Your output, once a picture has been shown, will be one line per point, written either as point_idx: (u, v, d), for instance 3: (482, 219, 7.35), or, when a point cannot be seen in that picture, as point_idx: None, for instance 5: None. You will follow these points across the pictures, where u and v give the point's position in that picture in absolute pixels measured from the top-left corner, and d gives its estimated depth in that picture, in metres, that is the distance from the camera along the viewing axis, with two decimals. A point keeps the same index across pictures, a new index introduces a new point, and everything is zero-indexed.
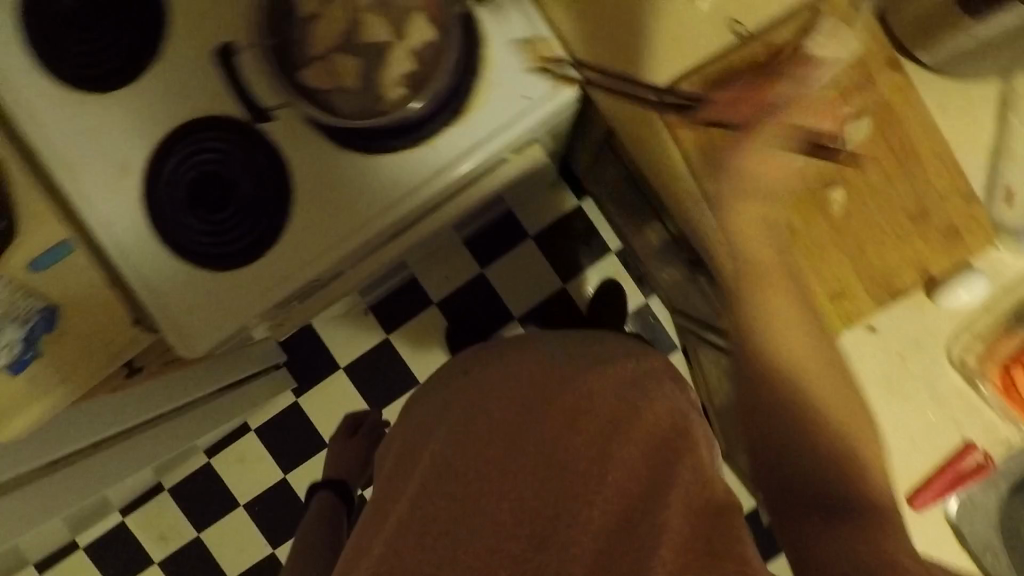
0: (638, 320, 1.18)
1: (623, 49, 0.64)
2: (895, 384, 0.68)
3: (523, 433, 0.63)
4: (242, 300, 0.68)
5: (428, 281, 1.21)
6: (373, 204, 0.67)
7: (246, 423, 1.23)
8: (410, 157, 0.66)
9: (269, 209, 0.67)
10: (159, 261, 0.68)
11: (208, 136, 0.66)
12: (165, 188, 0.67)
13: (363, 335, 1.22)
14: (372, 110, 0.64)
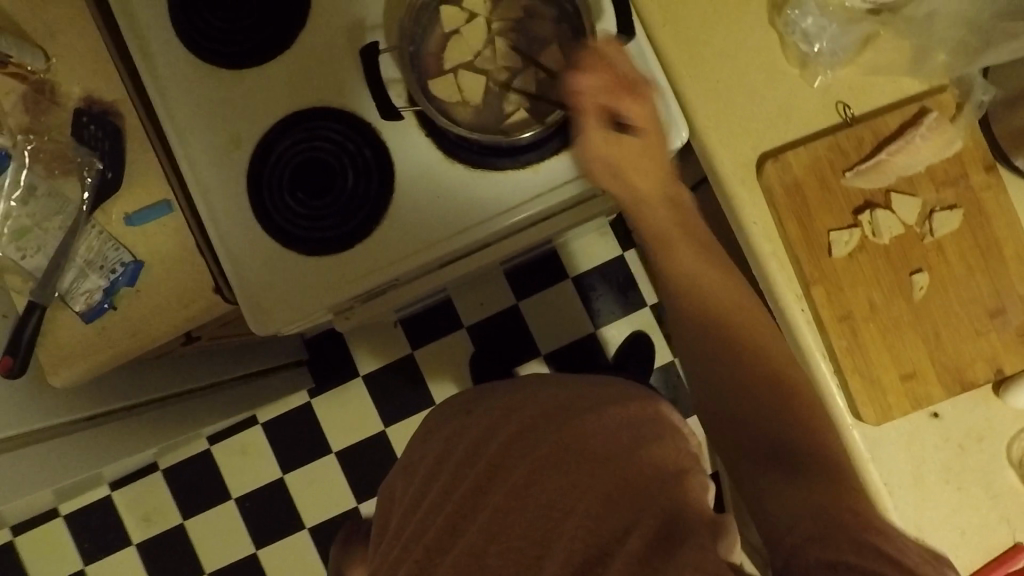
0: (662, 376, 1.29)
1: (726, 112, 0.65)
2: (954, 475, 0.65)
3: (541, 455, 0.55)
4: (320, 290, 0.70)
5: (463, 303, 1.31)
6: (458, 219, 0.68)
7: (255, 416, 1.33)
8: (509, 178, 0.67)
9: (364, 204, 0.69)
10: (250, 237, 0.70)
11: (330, 129, 0.68)
12: (274, 170, 0.70)
13: (388, 348, 1.31)
14: (489, 126, 0.66)
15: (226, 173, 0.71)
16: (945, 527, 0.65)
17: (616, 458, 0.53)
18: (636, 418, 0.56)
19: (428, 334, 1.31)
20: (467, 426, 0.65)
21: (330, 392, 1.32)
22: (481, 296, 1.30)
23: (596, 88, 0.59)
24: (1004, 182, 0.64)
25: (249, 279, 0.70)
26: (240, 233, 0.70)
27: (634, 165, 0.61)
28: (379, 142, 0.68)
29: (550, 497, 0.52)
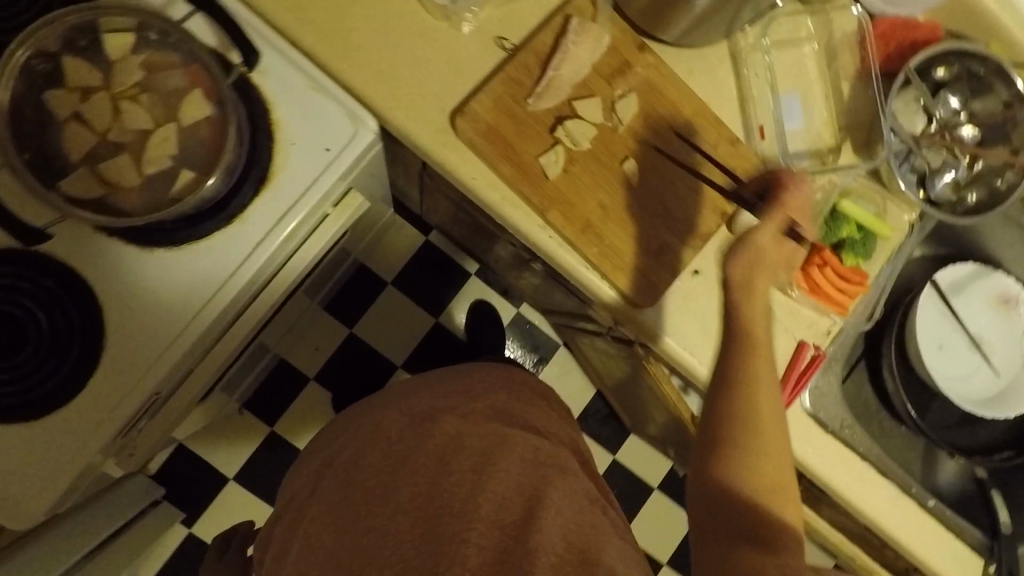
0: (520, 328, 1.47)
1: (582, 60, 0.64)
2: (841, 354, 0.77)
3: (399, 467, 0.69)
4: (130, 393, 0.64)
5: (376, 307, 1.42)
6: (225, 259, 0.64)
7: (223, 474, 1.36)
8: (313, 182, 0.63)
9: (199, 260, 0.64)
10: (92, 377, 0.63)
11: (164, 230, 0.63)
12: (110, 296, 0.64)
13: (326, 341, 1.40)
14: (300, 132, 0.63)
15: (60, 321, 0.63)
16: (831, 413, 0.74)
17: (471, 432, 0.71)
18: (478, 398, 0.76)
19: (355, 307, 1.41)
20: (342, 452, 0.74)
21: (288, 414, 1.38)
22: (381, 259, 1.42)
23: (795, 198, 0.61)
24: (862, 97, 0.73)
25: (82, 420, 0.63)
26: (77, 377, 0.63)
27: (751, 265, 0.59)
28: (208, 233, 0.63)
29: (423, 486, 0.67)
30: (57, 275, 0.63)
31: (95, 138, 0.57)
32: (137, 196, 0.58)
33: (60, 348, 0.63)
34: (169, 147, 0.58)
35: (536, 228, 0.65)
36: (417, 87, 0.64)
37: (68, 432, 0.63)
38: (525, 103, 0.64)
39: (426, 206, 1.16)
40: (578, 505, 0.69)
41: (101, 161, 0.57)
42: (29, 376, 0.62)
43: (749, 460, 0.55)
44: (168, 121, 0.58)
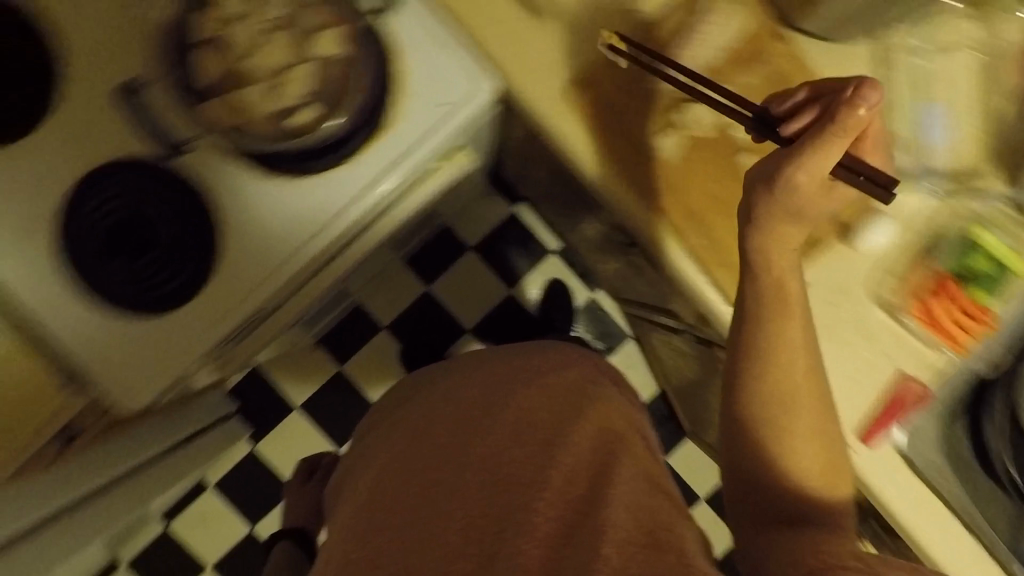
0: (587, 316, 1.42)
1: (708, 49, 0.63)
2: (946, 396, 0.70)
3: (471, 430, 0.67)
4: (231, 311, 0.64)
5: (454, 271, 1.40)
6: (339, 193, 0.64)
7: (289, 402, 1.38)
8: (433, 133, 0.64)
9: (309, 193, 0.64)
10: (200, 293, 0.64)
11: (282, 159, 0.62)
12: (225, 213, 0.63)
13: (405, 293, 1.40)
14: (424, 83, 0.64)
15: (179, 233, 0.63)
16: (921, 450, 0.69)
17: (544, 406, 0.68)
18: (549, 373, 0.73)
19: (434, 266, 1.40)
20: (416, 407, 0.75)
21: (358, 355, 1.39)
22: (467, 221, 1.39)
23: (854, 116, 0.50)
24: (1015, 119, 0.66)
25: (180, 329, 0.64)
26: (185, 290, 0.63)
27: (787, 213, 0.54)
28: (322, 169, 0.63)
29: (493, 452, 0.64)
30: (181, 187, 0.63)
31: (234, 65, 0.61)
32: (266, 125, 0.60)
33: (176, 260, 0.63)
34: (305, 84, 0.61)
35: (638, 209, 0.64)
36: (540, 50, 0.64)
37: (170, 340, 0.64)
38: (647, 78, 0.64)
39: (521, 175, 1.15)
40: (647, 488, 0.64)
41: (242, 87, 0.61)
42: (142, 283, 0.63)
43: (788, 450, 0.59)
44: (305, 58, 0.61)
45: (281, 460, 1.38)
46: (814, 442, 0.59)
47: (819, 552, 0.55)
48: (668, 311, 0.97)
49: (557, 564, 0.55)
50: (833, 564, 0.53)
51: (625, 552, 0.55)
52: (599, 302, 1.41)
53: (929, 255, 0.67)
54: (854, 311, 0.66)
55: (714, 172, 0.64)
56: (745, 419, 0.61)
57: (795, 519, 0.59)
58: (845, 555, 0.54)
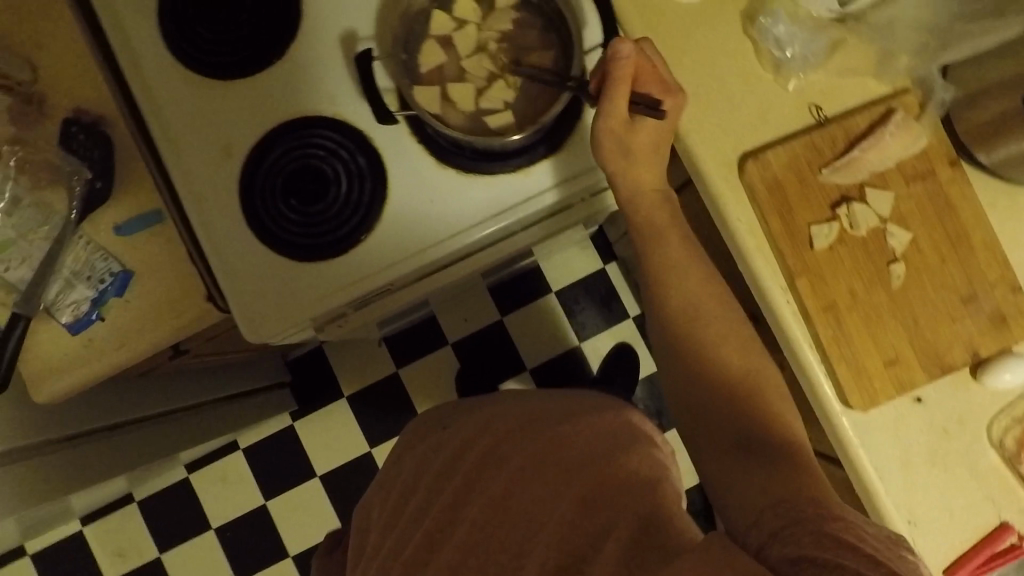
0: (647, 388, 1.41)
1: (891, 156, 0.64)
2: None
3: (508, 456, 0.68)
4: (371, 277, 0.68)
5: (531, 308, 1.41)
6: (483, 200, 0.68)
7: (339, 389, 1.39)
8: (591, 172, 0.68)
9: (435, 184, 0.68)
10: (342, 255, 0.68)
11: (463, 154, 0.67)
12: (399, 188, 0.68)
13: (478, 315, 1.41)
14: (606, 123, 0.68)
15: (355, 194, 0.67)
16: None
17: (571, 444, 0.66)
18: (586, 414, 0.71)
19: (512, 299, 1.41)
20: (472, 426, 0.76)
21: (416, 363, 1.40)
22: (554, 265, 1.40)
23: (626, 66, 0.59)
24: None
25: (313, 284, 0.68)
26: (313, 249, 0.68)
27: (649, 161, 0.63)
28: (493, 172, 0.68)
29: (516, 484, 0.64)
30: (369, 153, 0.68)
31: (447, 61, 0.67)
32: (461, 118, 0.66)
33: (342, 216, 0.67)
34: (510, 94, 0.66)
35: (777, 289, 0.65)
36: (727, 114, 0.66)
37: (296, 292, 0.68)
38: (822, 170, 0.65)
39: (629, 235, 1.17)
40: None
41: (450, 80, 0.66)
42: (277, 228, 0.68)
43: (718, 361, 0.60)
44: (513, 71, 0.66)
45: (314, 443, 1.38)
46: (765, 387, 0.59)
47: (806, 497, 0.49)
48: None
49: None
50: (799, 516, 0.47)
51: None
52: None
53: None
54: (968, 448, 0.65)
55: (865, 273, 0.64)
56: (680, 358, 0.61)
57: (764, 461, 0.54)
58: (837, 510, 0.46)
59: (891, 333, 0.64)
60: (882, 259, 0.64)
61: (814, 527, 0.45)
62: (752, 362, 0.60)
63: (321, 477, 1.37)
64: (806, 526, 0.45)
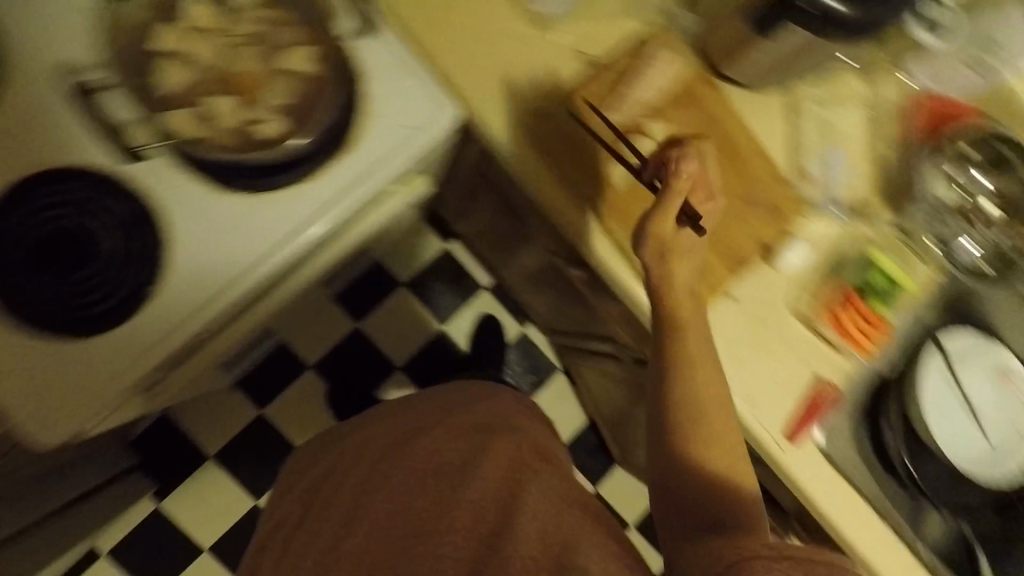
0: (518, 349, 1.44)
1: (653, 85, 0.69)
2: (859, 400, 0.78)
3: (392, 473, 0.72)
4: (163, 342, 0.59)
5: (382, 308, 1.38)
6: (285, 215, 0.62)
7: (201, 453, 1.27)
8: (392, 156, 0.64)
9: (225, 210, 0.60)
10: (134, 318, 0.58)
11: (241, 175, 0.60)
12: (170, 229, 0.59)
13: (332, 329, 1.36)
14: (395, 103, 0.65)
15: (119, 248, 0.58)
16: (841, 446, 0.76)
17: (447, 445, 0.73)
18: (455, 414, 0.78)
19: (362, 302, 1.37)
20: (349, 454, 0.79)
21: (281, 398, 1.32)
22: (398, 257, 1.38)
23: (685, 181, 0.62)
24: (896, 160, 0.78)
25: (97, 368, 0.58)
26: (94, 317, 0.57)
27: (687, 259, 0.63)
28: (278, 187, 0.62)
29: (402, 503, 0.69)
30: (126, 197, 0.58)
31: (198, 76, 0.60)
32: (229, 134, 0.60)
33: (112, 276, 0.57)
34: (281, 96, 0.61)
35: (592, 233, 0.69)
36: (502, 86, 0.70)
37: (76, 386, 0.57)
38: (600, 111, 0.68)
39: (456, 211, 1.16)
40: (554, 511, 0.70)
41: (208, 96, 0.60)
42: (36, 306, 0.57)
43: (692, 446, 0.62)
44: (274, 72, 0.61)
45: (192, 517, 1.25)
46: (720, 439, 0.63)
47: (736, 547, 0.52)
48: (602, 336, 1.03)
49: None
50: (750, 556, 0.50)
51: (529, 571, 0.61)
52: (529, 336, 1.44)
53: (836, 273, 0.76)
54: (778, 325, 0.74)
55: (657, 198, 0.70)
56: (679, 413, 0.63)
57: (714, 523, 0.59)
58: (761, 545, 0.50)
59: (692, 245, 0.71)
60: (669, 180, 0.70)
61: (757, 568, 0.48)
62: (711, 418, 0.63)
63: (209, 550, 1.25)
64: (738, 568, 0.49)
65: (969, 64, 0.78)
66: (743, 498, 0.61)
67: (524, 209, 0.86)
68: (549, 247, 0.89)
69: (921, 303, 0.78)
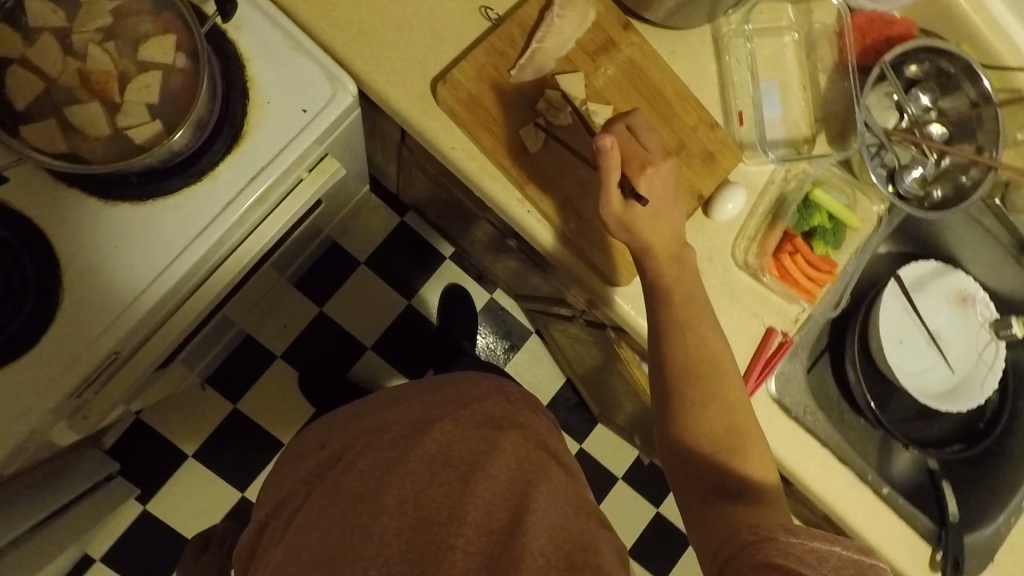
0: (488, 316, 1.42)
1: (562, 38, 0.66)
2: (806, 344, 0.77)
3: (395, 467, 0.63)
4: (83, 356, 0.59)
5: (346, 289, 1.36)
6: (192, 216, 0.62)
7: (182, 450, 1.28)
8: (287, 143, 0.63)
9: (131, 218, 0.61)
10: (56, 330, 0.59)
11: (131, 183, 0.61)
12: (66, 248, 0.60)
13: (298, 316, 1.34)
14: (282, 90, 0.64)
15: (13, 276, 0.58)
16: (792, 394, 0.76)
17: (462, 438, 0.65)
18: (467, 404, 0.70)
19: (326, 285, 1.35)
20: (347, 449, 0.69)
21: (254, 390, 1.32)
22: (355, 237, 1.36)
23: (613, 155, 0.58)
24: (834, 89, 0.73)
25: (19, 392, 0.59)
26: (17, 339, 0.58)
27: (653, 227, 0.60)
28: (174, 190, 0.62)
29: (410, 495, 0.60)
30: (14, 223, 0.59)
31: (51, 85, 0.56)
32: (102, 146, 0.57)
33: (13, 302, 0.58)
34: (150, 94, 0.57)
35: (515, 202, 0.68)
36: (403, 56, 0.67)
37: (5, 406, 0.58)
38: (510, 73, 0.66)
39: (402, 184, 1.13)
40: (568, 512, 0.61)
41: (68, 108, 0.56)
42: None
43: (694, 423, 0.60)
44: (139, 67, 0.57)
45: (181, 514, 1.27)
46: (721, 410, 0.60)
47: (749, 525, 0.52)
48: (560, 301, 1.01)
49: None
50: (765, 537, 0.50)
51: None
52: (498, 302, 1.42)
53: (778, 216, 0.73)
54: (721, 278, 0.71)
55: (578, 157, 0.67)
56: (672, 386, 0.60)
57: (727, 491, 0.58)
58: (776, 526, 0.50)
59: None
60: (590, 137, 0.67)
61: (775, 550, 0.48)
62: (718, 394, 0.60)
63: (202, 545, 1.28)
64: (751, 550, 0.50)
65: None
66: (757, 471, 0.60)
67: (455, 182, 0.83)
68: (490, 218, 0.87)
69: (869, 238, 0.76)
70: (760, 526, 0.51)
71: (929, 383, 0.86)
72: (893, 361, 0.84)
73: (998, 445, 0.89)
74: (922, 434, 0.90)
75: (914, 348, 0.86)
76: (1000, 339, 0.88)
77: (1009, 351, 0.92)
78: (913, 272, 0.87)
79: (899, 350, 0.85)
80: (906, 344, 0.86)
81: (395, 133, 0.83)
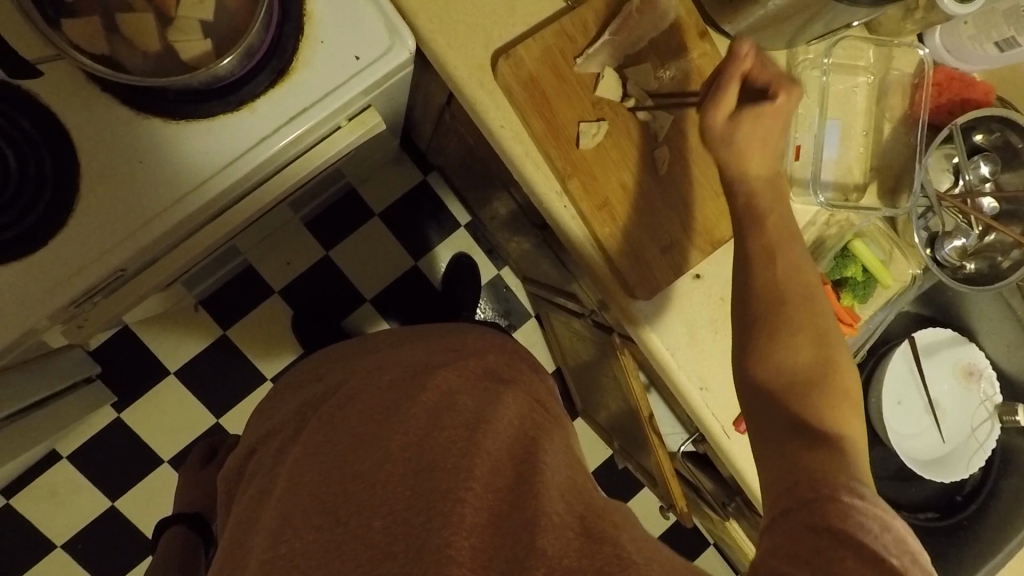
0: (492, 291, 1.41)
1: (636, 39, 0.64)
2: None
3: (394, 409, 0.61)
4: (92, 263, 0.58)
5: (354, 238, 1.34)
6: (229, 137, 0.60)
7: (165, 365, 1.27)
8: (334, 81, 0.61)
9: (162, 130, 0.59)
10: (78, 230, 0.58)
11: (165, 99, 0.58)
12: (86, 153, 0.58)
13: (302, 255, 1.33)
14: (339, 34, 0.61)
15: (30, 168, 0.57)
16: None
17: (464, 389, 0.64)
18: (470, 359, 0.69)
19: (337, 229, 1.33)
20: (340, 390, 0.68)
21: (245, 320, 1.30)
22: (374, 187, 1.34)
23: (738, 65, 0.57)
24: (893, 140, 0.72)
25: (23, 285, 0.57)
26: (35, 234, 0.57)
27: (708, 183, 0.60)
28: (208, 114, 0.59)
29: (414, 438, 0.58)
30: (38, 117, 0.57)
31: None
32: (145, 58, 0.55)
33: (25, 197, 0.57)
34: (203, 11, 0.55)
35: (552, 194, 0.66)
36: (468, 21, 0.65)
37: (20, 295, 0.57)
38: (574, 60, 0.64)
39: (434, 145, 1.10)
40: (569, 474, 0.61)
41: (117, 12, 0.54)
42: None
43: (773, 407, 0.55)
44: None
45: (153, 426, 1.27)
46: None
47: (811, 475, 0.48)
48: (569, 293, 1.01)
49: (489, 557, 0.50)
50: (826, 495, 0.46)
51: (560, 544, 0.50)
52: (504, 279, 1.41)
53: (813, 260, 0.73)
54: None
55: (626, 161, 0.65)
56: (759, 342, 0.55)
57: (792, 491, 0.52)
58: (839, 487, 0.46)
59: (657, 214, 0.67)
60: (639, 143, 0.66)
61: (836, 512, 0.45)
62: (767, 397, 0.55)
63: (169, 461, 1.28)
64: (814, 507, 0.46)
65: (996, 43, 0.67)
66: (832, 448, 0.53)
67: (492, 157, 0.82)
68: (519, 198, 0.85)
69: (897, 297, 0.76)
70: (823, 482, 0.47)
71: (920, 449, 0.86)
72: (888, 425, 0.84)
73: (972, 521, 0.90)
74: (903, 494, 0.90)
75: (913, 411, 0.86)
76: (999, 421, 0.88)
77: (1002, 432, 0.91)
78: (926, 338, 0.86)
79: (897, 414, 0.85)
80: (905, 407, 0.86)
81: (438, 94, 0.80)
